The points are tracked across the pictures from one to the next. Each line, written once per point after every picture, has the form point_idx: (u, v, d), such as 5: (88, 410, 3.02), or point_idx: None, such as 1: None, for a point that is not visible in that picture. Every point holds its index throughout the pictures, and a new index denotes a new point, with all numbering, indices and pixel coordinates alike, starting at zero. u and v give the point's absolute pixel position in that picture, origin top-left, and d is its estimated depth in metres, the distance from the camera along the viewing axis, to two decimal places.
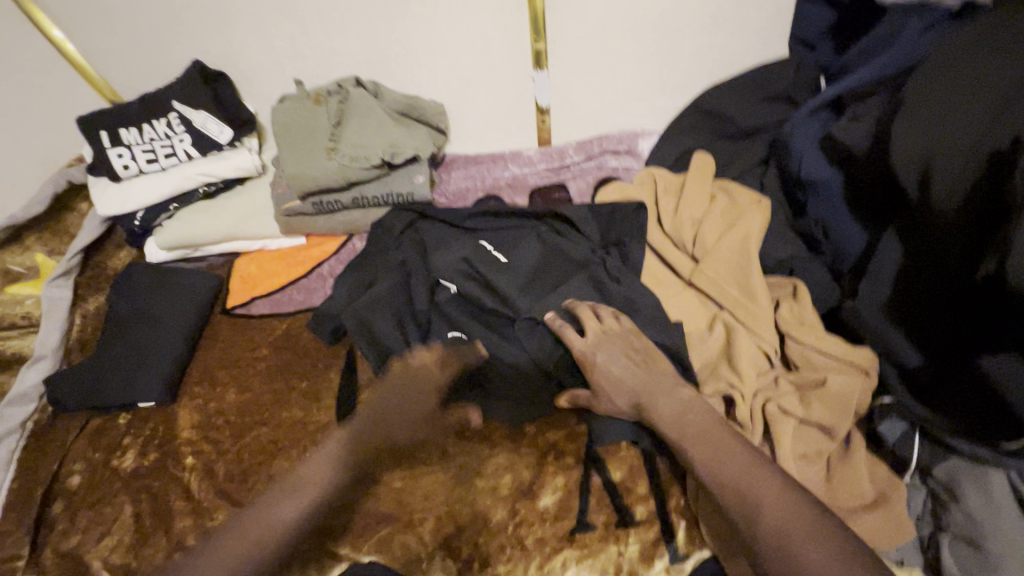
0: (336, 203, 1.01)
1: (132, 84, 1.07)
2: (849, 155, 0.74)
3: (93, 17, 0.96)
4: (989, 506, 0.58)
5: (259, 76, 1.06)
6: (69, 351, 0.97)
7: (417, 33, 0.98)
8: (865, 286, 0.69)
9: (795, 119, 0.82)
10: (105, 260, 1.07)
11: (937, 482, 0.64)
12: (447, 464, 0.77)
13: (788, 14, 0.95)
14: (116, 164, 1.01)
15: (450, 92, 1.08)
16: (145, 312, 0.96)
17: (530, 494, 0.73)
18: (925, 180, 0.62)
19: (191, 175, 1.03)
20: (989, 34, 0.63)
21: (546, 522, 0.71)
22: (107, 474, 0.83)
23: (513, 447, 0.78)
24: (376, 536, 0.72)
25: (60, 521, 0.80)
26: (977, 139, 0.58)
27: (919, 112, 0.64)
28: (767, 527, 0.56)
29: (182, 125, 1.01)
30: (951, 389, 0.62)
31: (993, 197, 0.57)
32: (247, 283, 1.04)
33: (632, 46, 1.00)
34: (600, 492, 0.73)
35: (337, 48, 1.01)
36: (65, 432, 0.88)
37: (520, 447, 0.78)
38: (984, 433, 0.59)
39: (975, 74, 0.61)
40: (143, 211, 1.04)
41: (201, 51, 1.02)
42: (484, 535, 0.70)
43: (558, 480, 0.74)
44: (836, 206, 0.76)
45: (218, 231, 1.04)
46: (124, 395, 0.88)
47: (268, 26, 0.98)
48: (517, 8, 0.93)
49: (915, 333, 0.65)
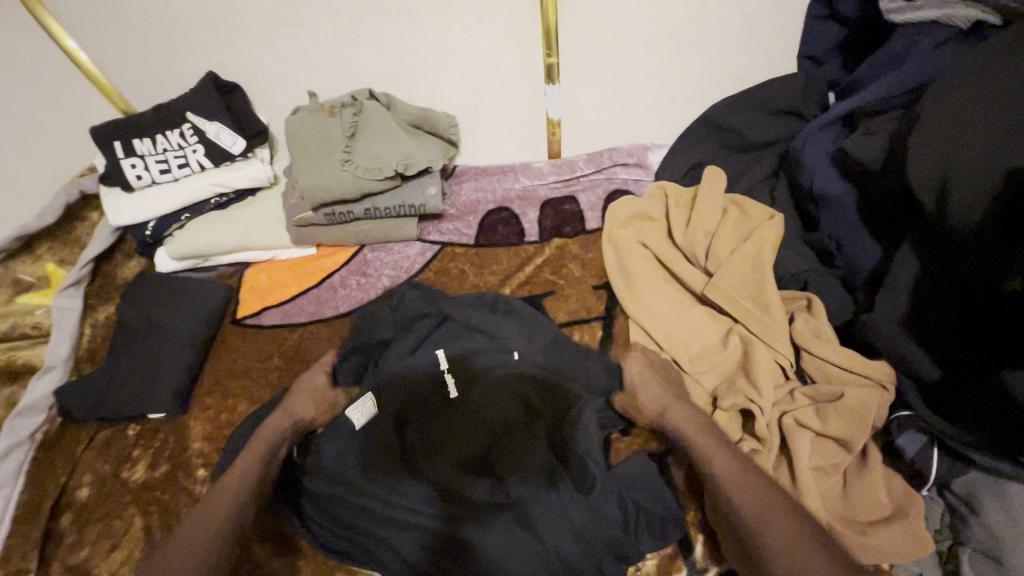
0: (348, 214, 1.02)
1: (146, 95, 1.08)
2: (863, 170, 0.75)
3: (109, 29, 0.97)
4: (1010, 520, 0.58)
5: (272, 87, 1.07)
6: (80, 362, 0.97)
7: (431, 46, 0.99)
8: (881, 299, 0.70)
9: (807, 133, 0.84)
10: (115, 269, 1.07)
11: (955, 497, 0.64)
12: (445, 477, 0.72)
13: (797, 30, 0.97)
14: (128, 173, 1.01)
15: (462, 105, 1.09)
16: (156, 321, 0.95)
17: (520, 513, 0.67)
18: (943, 195, 0.63)
19: (203, 185, 1.03)
20: (1002, 50, 0.63)
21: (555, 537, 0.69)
22: (117, 486, 0.83)
23: (512, 468, 0.71)
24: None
25: (70, 533, 0.79)
26: (995, 154, 0.59)
27: (936, 128, 0.65)
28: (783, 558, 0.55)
29: (195, 136, 1.01)
30: (973, 404, 0.61)
31: (1015, 210, 0.57)
32: (258, 293, 1.05)
33: (643, 60, 1.01)
34: (609, 505, 0.68)
35: (351, 60, 1.02)
36: (75, 444, 0.88)
37: (527, 462, 0.71)
38: (1007, 447, 0.58)
39: (991, 91, 0.62)
40: (155, 221, 1.05)
41: (216, 63, 1.03)
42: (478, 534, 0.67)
43: (565, 497, 0.68)
44: (851, 220, 0.78)
45: (230, 241, 1.04)
46: (136, 406, 0.88)
47: (282, 39, 0.99)
48: (531, 23, 0.94)
49: (933, 347, 0.65)
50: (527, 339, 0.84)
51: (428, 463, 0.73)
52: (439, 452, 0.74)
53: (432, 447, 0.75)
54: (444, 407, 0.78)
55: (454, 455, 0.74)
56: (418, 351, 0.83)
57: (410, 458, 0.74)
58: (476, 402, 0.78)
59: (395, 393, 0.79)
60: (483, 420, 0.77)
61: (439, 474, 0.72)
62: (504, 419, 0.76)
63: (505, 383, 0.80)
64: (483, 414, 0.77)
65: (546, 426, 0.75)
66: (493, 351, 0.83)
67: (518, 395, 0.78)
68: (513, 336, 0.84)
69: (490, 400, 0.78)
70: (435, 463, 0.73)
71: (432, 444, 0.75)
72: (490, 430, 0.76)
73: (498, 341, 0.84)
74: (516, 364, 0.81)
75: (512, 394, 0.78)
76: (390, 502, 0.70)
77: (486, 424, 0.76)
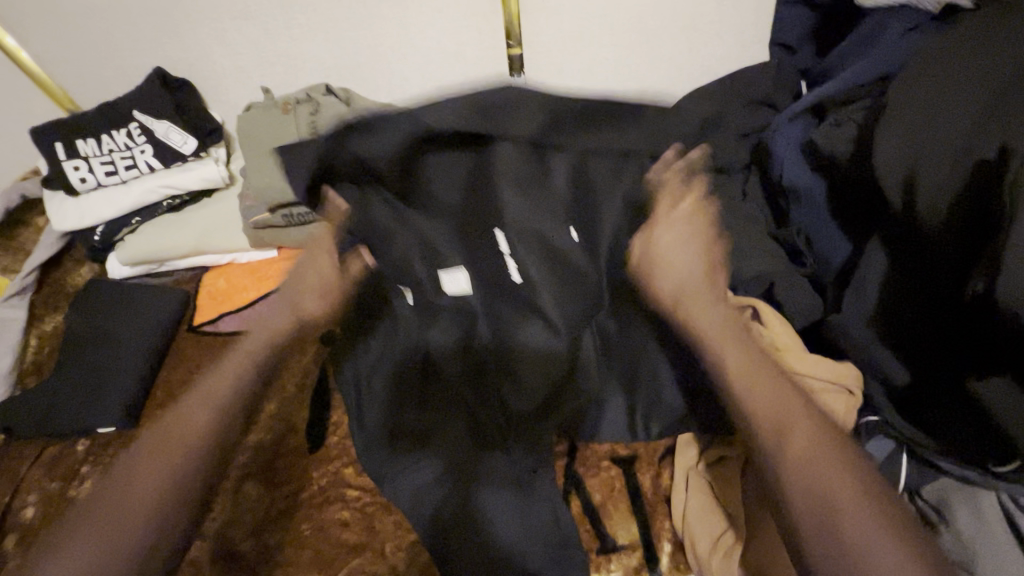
0: (306, 215, 0.97)
1: (91, 92, 1.02)
2: (831, 163, 0.72)
3: (43, 22, 0.91)
4: (981, 530, 0.56)
5: (224, 83, 1.02)
6: (24, 375, 0.92)
7: (388, 37, 0.94)
8: (847, 297, 0.67)
9: (776, 122, 0.79)
10: (64, 277, 1.03)
11: (927, 504, 0.61)
12: (441, 462, 0.71)
13: (768, 17, 0.94)
14: (72, 177, 0.96)
15: (425, 99, 1.04)
16: (106, 330, 0.92)
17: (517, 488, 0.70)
18: (910, 191, 0.60)
19: (152, 187, 0.99)
20: (978, 32, 0.61)
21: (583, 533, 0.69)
22: (63, 506, 0.80)
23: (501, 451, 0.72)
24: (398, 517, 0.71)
25: (13, 557, 0.76)
26: (962, 147, 0.56)
27: (904, 120, 0.61)
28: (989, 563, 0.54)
29: (143, 135, 0.96)
30: (942, 411, 0.59)
31: (982, 209, 0.54)
32: (217, 300, 1.01)
33: (609, 49, 0.97)
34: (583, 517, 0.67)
35: (306, 54, 0.97)
36: (20, 461, 0.84)
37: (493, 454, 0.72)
38: (976, 454, 0.55)
39: (959, 80, 0.59)
40: (103, 226, 1.00)
41: (163, 58, 0.98)
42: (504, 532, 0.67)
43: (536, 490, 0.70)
44: (819, 213, 0.75)
45: (184, 246, 1.00)
46: (82, 421, 0.84)
47: (231, 32, 0.94)
48: (491, 12, 0.90)
49: (902, 348, 0.62)
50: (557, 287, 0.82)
51: (426, 441, 0.73)
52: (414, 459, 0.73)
53: (441, 434, 0.73)
54: (462, 390, 0.76)
55: (449, 443, 0.73)
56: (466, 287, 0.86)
57: (415, 437, 0.74)
58: (488, 388, 0.76)
59: (384, 389, 0.78)
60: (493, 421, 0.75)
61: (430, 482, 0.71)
62: (517, 403, 0.74)
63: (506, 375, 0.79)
64: (506, 405, 0.74)
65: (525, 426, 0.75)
66: (515, 319, 0.75)
67: (542, 371, 0.75)
68: None
69: (483, 386, 0.76)
70: (428, 452, 0.72)
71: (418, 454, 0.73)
72: (513, 421, 0.74)
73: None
74: (543, 338, 0.75)
75: (536, 375, 0.75)
76: None
77: (501, 429, 0.74)
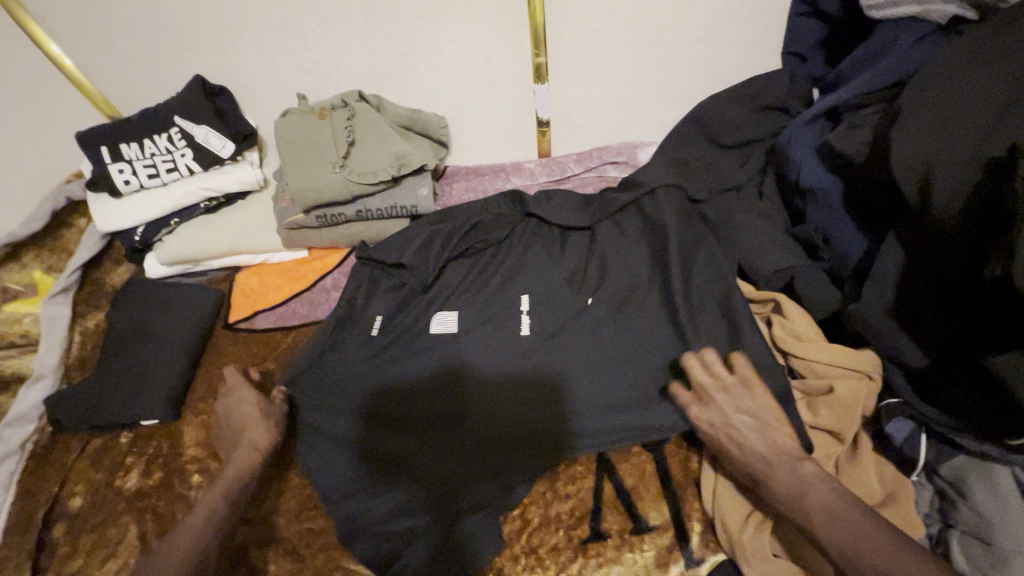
0: (339, 215, 1.02)
1: (133, 100, 1.07)
2: (848, 164, 0.77)
3: (92, 34, 0.96)
4: (997, 505, 0.60)
5: (259, 91, 1.07)
6: (70, 371, 0.96)
7: (419, 47, 0.99)
8: (867, 289, 0.71)
9: (792, 129, 0.86)
10: (105, 277, 1.07)
11: (946, 482, 0.65)
12: (452, 473, 0.74)
13: (781, 28, 0.99)
14: (116, 179, 1.00)
15: (452, 106, 1.09)
16: (148, 326, 0.95)
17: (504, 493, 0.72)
18: (926, 188, 0.64)
19: (191, 190, 1.02)
20: (988, 41, 0.65)
21: (613, 516, 0.72)
22: (110, 495, 0.82)
23: (511, 450, 0.75)
24: (422, 499, 0.72)
25: (63, 544, 0.79)
26: (975, 146, 0.61)
27: (919, 121, 0.66)
28: (1008, 536, 0.58)
29: (184, 140, 1.00)
30: (962, 391, 0.63)
31: (995, 202, 0.58)
32: (250, 297, 1.04)
33: (631, 58, 1.02)
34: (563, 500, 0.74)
35: (339, 63, 1.02)
36: (66, 453, 0.87)
37: (514, 455, 0.74)
38: (994, 431, 0.60)
39: (970, 86, 0.64)
40: (144, 227, 1.04)
41: (203, 67, 1.02)
42: (535, 538, 0.71)
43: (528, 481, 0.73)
44: (836, 212, 0.80)
45: (220, 246, 1.04)
46: (129, 413, 0.87)
47: (269, 41, 0.98)
48: (519, 24, 0.95)
49: (919, 333, 0.67)
50: (581, 289, 0.88)
51: (439, 428, 0.78)
52: (438, 449, 0.76)
53: (423, 457, 0.75)
54: (460, 397, 0.80)
55: (447, 455, 0.75)
56: (493, 281, 0.91)
57: (396, 458, 0.76)
58: (499, 380, 0.81)
59: (400, 394, 0.82)
60: (501, 413, 0.78)
61: (449, 472, 0.74)
62: (493, 426, 0.77)
63: (535, 360, 0.82)
64: (488, 423, 0.77)
65: (527, 406, 0.78)
66: (491, 347, 0.84)
67: (513, 397, 0.79)
68: (544, 294, 0.88)
69: (494, 387, 0.80)
70: (447, 442, 0.76)
71: (431, 441, 0.77)
72: (492, 439, 0.76)
73: (563, 280, 0.89)
74: (530, 358, 0.82)
75: (508, 389, 0.80)
76: (390, 492, 0.73)
77: (501, 434, 0.76)
